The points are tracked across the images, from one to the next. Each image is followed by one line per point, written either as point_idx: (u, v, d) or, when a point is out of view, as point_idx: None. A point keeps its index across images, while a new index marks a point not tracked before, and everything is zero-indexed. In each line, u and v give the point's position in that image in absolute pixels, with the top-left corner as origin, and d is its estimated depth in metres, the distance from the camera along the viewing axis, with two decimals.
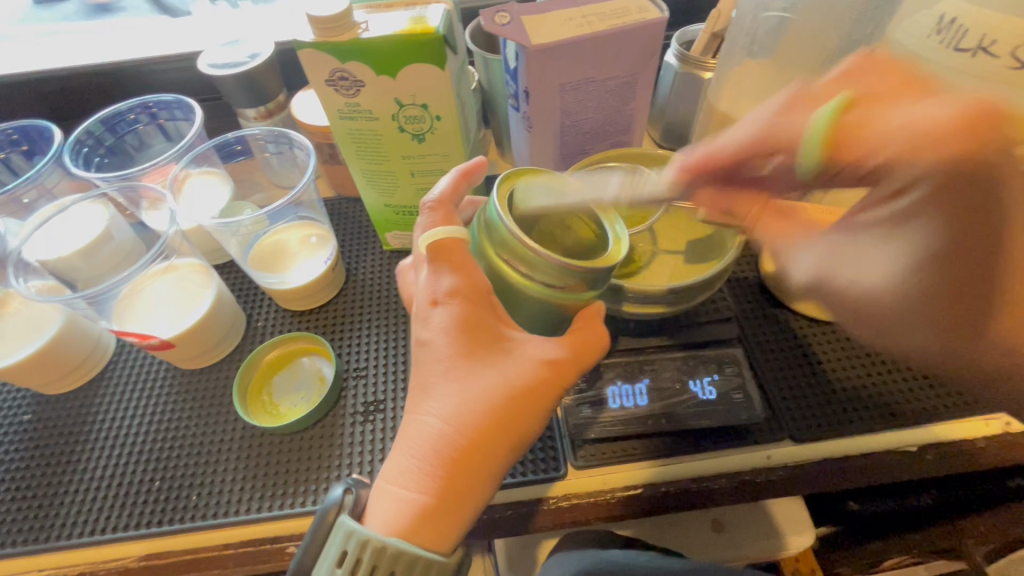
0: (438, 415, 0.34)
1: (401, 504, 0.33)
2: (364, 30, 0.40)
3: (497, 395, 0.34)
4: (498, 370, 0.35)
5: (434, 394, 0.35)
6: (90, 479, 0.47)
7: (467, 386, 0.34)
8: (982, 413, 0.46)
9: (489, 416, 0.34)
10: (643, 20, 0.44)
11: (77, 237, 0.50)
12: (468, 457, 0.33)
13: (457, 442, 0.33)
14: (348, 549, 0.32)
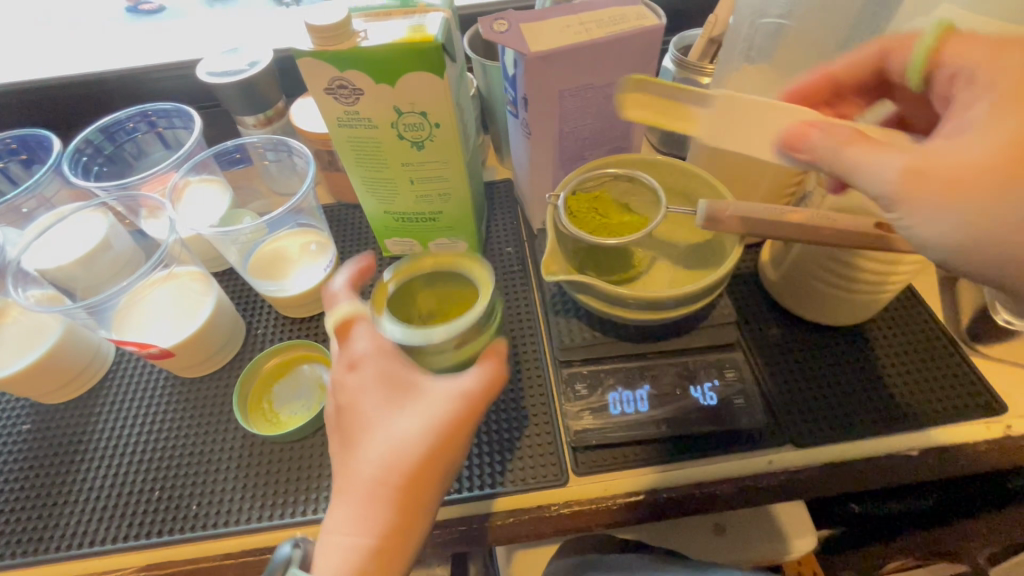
0: (377, 459, 0.34)
1: (354, 550, 0.32)
2: (363, 39, 0.41)
3: (428, 433, 0.35)
4: (427, 410, 0.35)
5: (372, 438, 0.35)
6: (89, 489, 0.47)
7: (392, 429, 0.35)
8: (983, 417, 0.46)
9: (415, 458, 0.34)
10: (641, 27, 0.44)
11: (76, 246, 0.50)
12: (407, 500, 0.34)
13: (393, 489, 0.34)
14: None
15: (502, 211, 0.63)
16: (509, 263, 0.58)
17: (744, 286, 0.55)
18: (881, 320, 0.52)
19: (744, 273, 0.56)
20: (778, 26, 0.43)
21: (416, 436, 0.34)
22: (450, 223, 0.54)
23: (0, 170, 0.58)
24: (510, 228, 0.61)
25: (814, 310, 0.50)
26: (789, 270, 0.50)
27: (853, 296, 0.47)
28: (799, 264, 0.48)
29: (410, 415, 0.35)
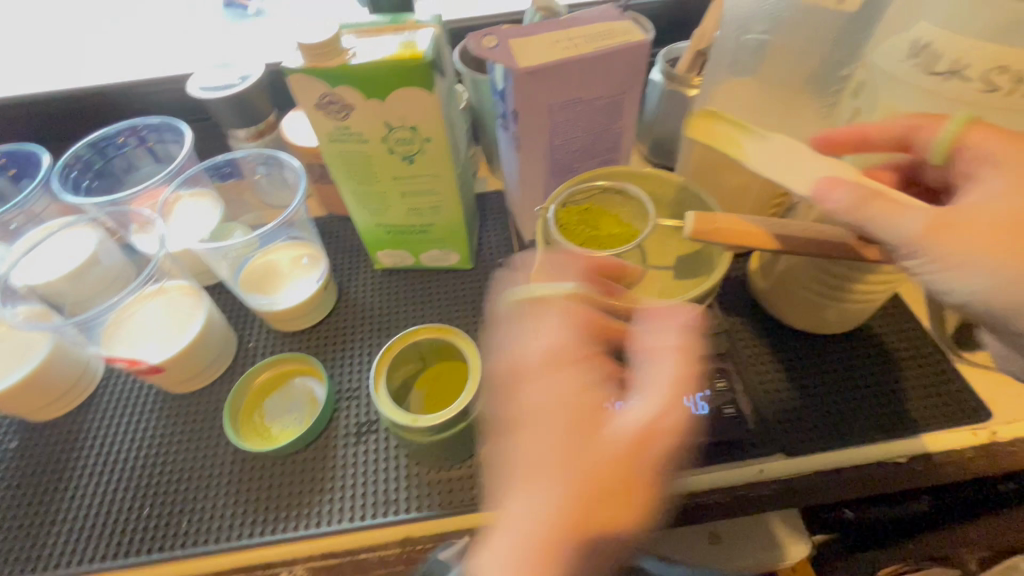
0: (585, 458, 0.33)
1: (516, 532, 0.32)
2: (353, 56, 0.41)
3: (634, 443, 0.33)
4: (630, 419, 0.34)
5: (583, 457, 0.33)
6: (78, 507, 0.46)
7: (581, 454, 0.33)
8: (969, 423, 0.47)
9: (547, 519, 0.32)
10: (628, 42, 0.45)
11: (65, 262, 0.50)
12: (609, 502, 0.32)
13: (577, 492, 0.32)
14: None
15: (494, 222, 0.63)
16: (501, 274, 0.58)
17: (734, 295, 0.55)
18: (870, 327, 0.52)
19: (733, 283, 0.56)
20: (761, 42, 0.44)
21: (619, 441, 0.33)
22: (441, 235, 0.55)
23: None
24: (502, 239, 0.61)
25: (804, 319, 0.51)
26: (779, 278, 0.50)
27: (840, 305, 0.48)
28: (789, 274, 0.49)
29: (625, 418, 0.34)
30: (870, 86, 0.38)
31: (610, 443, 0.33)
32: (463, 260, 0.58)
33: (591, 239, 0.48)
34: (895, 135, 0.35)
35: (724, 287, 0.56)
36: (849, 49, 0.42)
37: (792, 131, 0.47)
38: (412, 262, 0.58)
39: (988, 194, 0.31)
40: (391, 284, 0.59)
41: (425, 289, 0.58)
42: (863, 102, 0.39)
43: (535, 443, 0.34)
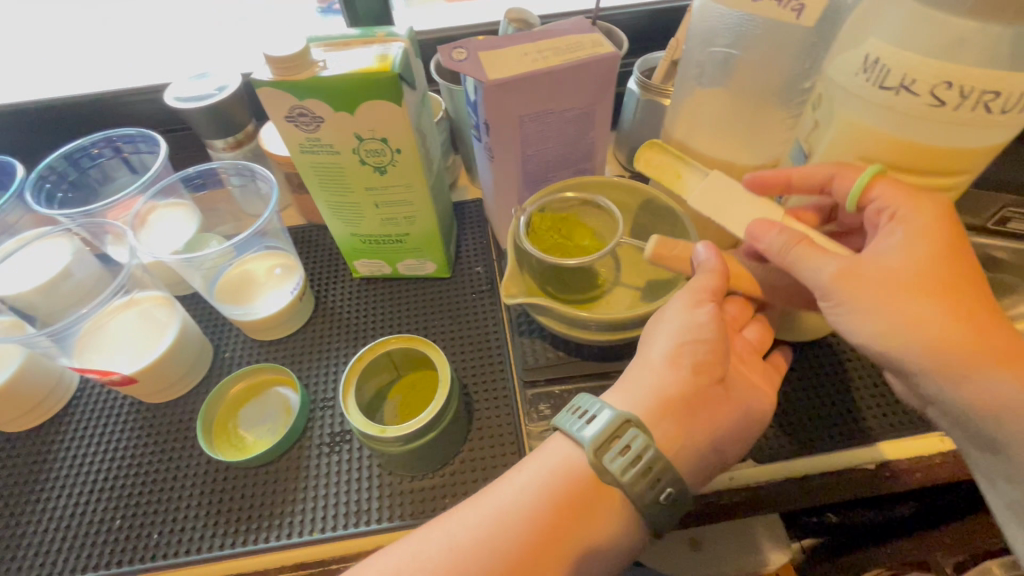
0: (660, 348, 0.39)
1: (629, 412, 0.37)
2: (322, 69, 0.41)
3: (697, 318, 0.39)
4: (686, 306, 0.40)
5: (658, 346, 0.39)
6: (49, 519, 0.46)
7: (670, 341, 0.39)
8: (937, 429, 0.47)
9: (670, 386, 0.37)
10: (597, 54, 0.45)
11: (37, 274, 0.50)
12: (700, 371, 0.37)
13: (673, 365, 0.38)
14: (586, 407, 0.38)
15: (472, 230, 0.63)
16: (478, 282, 0.59)
17: None
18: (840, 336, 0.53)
19: None
20: (727, 55, 0.45)
21: (677, 326, 0.39)
22: (417, 245, 0.55)
23: None
24: (480, 248, 0.62)
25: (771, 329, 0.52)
26: None
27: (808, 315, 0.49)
28: None
29: (677, 314, 0.40)
30: (827, 99, 0.38)
31: (666, 337, 0.39)
32: (440, 269, 0.58)
33: (562, 247, 0.50)
34: (822, 180, 0.39)
35: None
36: (812, 62, 0.43)
37: (759, 141, 0.47)
38: (389, 271, 0.59)
39: (892, 244, 0.35)
40: (368, 293, 0.59)
41: (402, 298, 0.58)
42: (822, 114, 0.39)
43: (651, 347, 0.40)
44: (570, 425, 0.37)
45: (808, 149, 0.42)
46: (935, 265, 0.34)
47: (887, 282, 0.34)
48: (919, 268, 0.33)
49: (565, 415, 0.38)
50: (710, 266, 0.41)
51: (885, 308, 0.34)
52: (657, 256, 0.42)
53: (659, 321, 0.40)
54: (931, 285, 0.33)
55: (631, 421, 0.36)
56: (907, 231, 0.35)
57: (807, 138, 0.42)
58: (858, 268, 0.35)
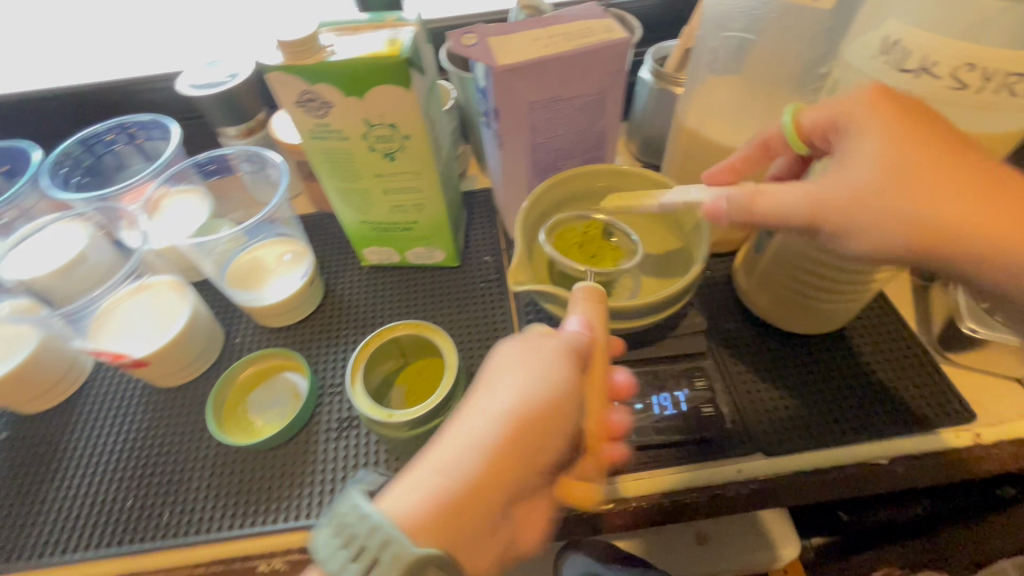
0: (484, 413, 0.32)
1: (419, 489, 0.30)
2: (332, 53, 0.41)
3: (523, 385, 0.33)
4: (525, 365, 0.34)
5: (479, 415, 0.32)
6: (64, 497, 0.47)
7: (489, 420, 0.32)
8: (954, 425, 0.46)
9: (480, 468, 0.31)
10: (607, 40, 0.45)
11: (53, 258, 0.51)
12: (510, 454, 0.31)
13: (484, 435, 0.31)
14: (348, 522, 0.28)
15: (481, 220, 0.63)
16: (486, 272, 0.58)
17: (718, 294, 0.55)
18: (853, 327, 0.52)
19: (718, 282, 0.56)
20: (742, 41, 0.44)
21: (502, 388, 0.33)
22: (426, 233, 0.55)
23: None
24: (489, 238, 0.61)
25: (788, 319, 0.50)
26: (764, 275, 0.50)
27: (826, 305, 0.48)
28: (774, 271, 0.48)
29: (536, 357, 0.34)
30: (844, 86, 0.37)
31: (486, 395, 0.33)
32: (449, 257, 0.58)
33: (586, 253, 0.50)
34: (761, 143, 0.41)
35: (707, 287, 0.56)
36: (829, 46, 0.42)
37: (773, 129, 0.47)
38: (398, 260, 0.59)
39: (855, 149, 0.33)
40: (377, 281, 0.59)
41: (411, 286, 0.58)
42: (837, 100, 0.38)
43: (474, 412, 0.33)
44: (325, 554, 0.28)
45: None
46: (903, 146, 0.31)
47: (872, 198, 0.32)
48: (904, 168, 0.31)
49: (324, 534, 0.28)
50: (575, 340, 0.36)
51: (885, 227, 0.32)
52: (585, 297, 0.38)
53: (491, 371, 0.35)
54: (908, 168, 0.31)
55: (412, 525, 0.29)
56: (851, 130, 0.34)
57: None
58: (843, 196, 0.33)
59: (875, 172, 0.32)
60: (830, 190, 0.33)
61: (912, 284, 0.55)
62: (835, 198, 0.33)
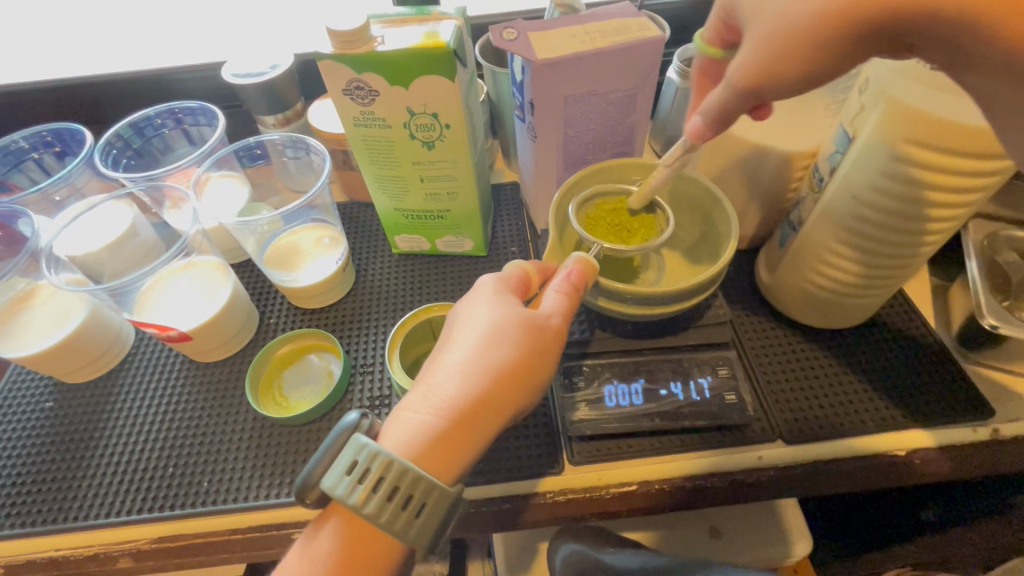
0: (462, 356, 0.37)
1: (415, 427, 0.35)
2: (380, 43, 0.43)
3: (505, 343, 0.37)
4: (506, 324, 0.38)
5: (456, 358, 0.37)
6: (108, 463, 0.49)
7: (470, 363, 0.37)
8: (972, 420, 0.47)
9: (460, 405, 0.35)
10: (643, 37, 0.46)
11: (104, 233, 0.53)
12: (491, 401, 0.36)
13: (470, 385, 0.36)
14: (359, 460, 0.34)
15: (508, 212, 0.65)
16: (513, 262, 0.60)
17: (740, 288, 0.57)
18: (873, 324, 0.53)
19: (740, 277, 0.57)
20: None
21: (485, 343, 0.37)
22: (458, 222, 0.57)
23: (35, 161, 0.62)
24: (515, 229, 0.63)
25: (808, 313, 0.52)
26: (786, 269, 0.51)
27: (838, 299, 0.49)
28: (796, 265, 0.50)
29: (504, 310, 0.39)
30: (873, 84, 0.39)
31: (468, 346, 0.38)
32: (477, 246, 0.60)
33: (620, 231, 0.50)
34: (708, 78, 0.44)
35: (730, 281, 0.57)
36: None
37: (800, 126, 0.48)
38: (428, 248, 0.61)
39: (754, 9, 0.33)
40: (407, 267, 0.61)
41: (439, 273, 0.60)
42: (866, 99, 0.39)
43: (452, 356, 0.38)
44: (341, 488, 0.33)
45: (852, 133, 0.41)
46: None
47: (794, 33, 0.30)
48: None
49: (334, 473, 0.34)
50: (555, 312, 0.40)
51: (819, 43, 0.30)
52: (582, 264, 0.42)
53: (471, 323, 0.39)
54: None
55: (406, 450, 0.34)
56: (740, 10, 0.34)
57: (852, 121, 0.41)
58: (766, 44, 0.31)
59: (775, 11, 0.31)
60: (745, 59, 0.32)
61: (931, 283, 0.57)
62: (755, 59, 0.32)
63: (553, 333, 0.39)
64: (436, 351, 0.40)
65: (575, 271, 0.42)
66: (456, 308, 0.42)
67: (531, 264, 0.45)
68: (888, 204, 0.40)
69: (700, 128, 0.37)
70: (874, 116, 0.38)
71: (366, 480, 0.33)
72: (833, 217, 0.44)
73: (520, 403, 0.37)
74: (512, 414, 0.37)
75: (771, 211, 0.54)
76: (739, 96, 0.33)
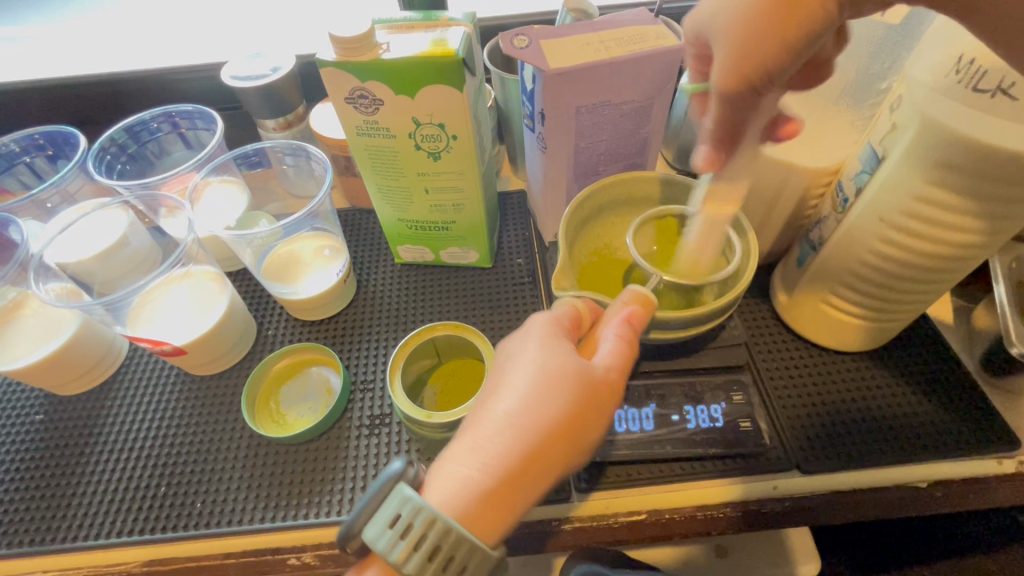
0: (511, 410, 0.34)
1: (460, 482, 0.33)
2: (385, 50, 0.41)
3: (560, 396, 0.34)
4: (560, 374, 0.35)
5: (503, 409, 0.34)
6: (98, 481, 0.47)
7: (523, 418, 0.34)
8: (999, 451, 0.45)
9: (510, 464, 0.33)
10: (660, 46, 0.44)
11: (95, 242, 0.51)
12: (542, 459, 0.33)
13: (520, 440, 0.33)
14: (402, 514, 0.31)
15: (514, 222, 0.63)
16: (519, 275, 0.58)
17: (756, 309, 0.54)
18: (893, 347, 0.51)
19: (756, 296, 0.55)
20: None
21: (539, 393, 0.34)
22: (463, 233, 0.55)
23: (26, 164, 0.60)
24: (522, 240, 0.61)
25: (829, 334, 0.50)
26: (805, 290, 0.49)
27: (887, 326, 0.47)
28: (816, 284, 0.48)
29: (557, 358, 0.36)
30: (906, 101, 0.36)
31: (519, 395, 0.35)
32: (483, 258, 0.58)
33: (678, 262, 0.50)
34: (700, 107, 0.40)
35: (745, 299, 0.55)
36: (888, 64, 0.42)
37: (825, 141, 0.46)
38: (432, 258, 0.59)
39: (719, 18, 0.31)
40: (409, 278, 0.59)
41: (443, 286, 0.58)
42: (897, 118, 0.37)
43: (501, 406, 0.35)
44: (383, 544, 0.31)
45: (882, 152, 0.39)
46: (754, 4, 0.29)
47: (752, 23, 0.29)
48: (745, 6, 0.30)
49: (377, 526, 0.32)
50: (612, 363, 0.37)
51: None
52: (642, 300, 0.41)
53: (523, 367, 0.36)
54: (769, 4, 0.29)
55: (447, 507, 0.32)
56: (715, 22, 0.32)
57: (882, 140, 0.39)
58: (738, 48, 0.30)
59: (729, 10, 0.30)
60: (717, 68, 0.31)
61: (953, 304, 0.54)
62: (725, 62, 0.30)
63: (610, 387, 0.36)
64: (484, 393, 0.37)
65: (632, 313, 0.39)
66: (507, 348, 0.39)
67: (581, 301, 0.42)
68: (925, 231, 0.38)
69: (710, 156, 0.35)
70: (907, 136, 0.36)
71: (409, 537, 0.31)
72: (857, 239, 0.42)
73: (570, 462, 0.35)
74: (561, 472, 0.35)
75: (790, 227, 0.52)
76: (726, 104, 0.31)
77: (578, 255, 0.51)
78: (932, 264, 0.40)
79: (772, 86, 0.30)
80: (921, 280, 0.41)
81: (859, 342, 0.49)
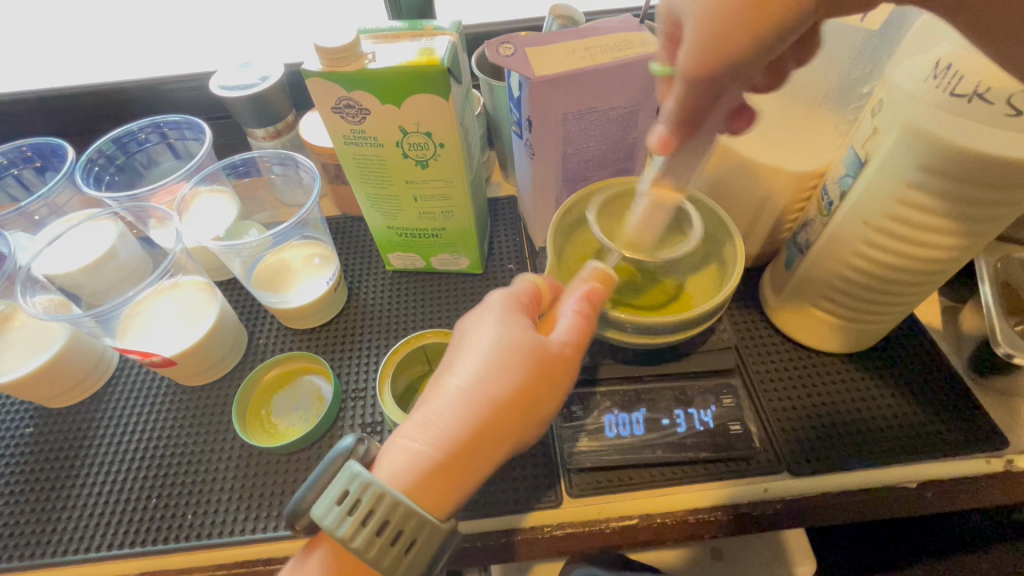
0: (463, 383, 0.34)
1: (411, 457, 0.33)
2: (371, 60, 0.42)
3: (512, 370, 0.34)
4: (514, 348, 0.35)
5: (454, 383, 0.34)
6: (88, 494, 0.47)
7: (473, 390, 0.34)
8: (988, 451, 0.45)
9: (459, 436, 0.33)
10: (644, 53, 0.45)
11: (83, 254, 0.51)
12: (490, 433, 0.33)
13: (470, 414, 0.33)
14: (351, 490, 0.31)
15: (505, 227, 0.63)
16: (510, 280, 0.58)
17: (746, 313, 0.55)
18: (882, 349, 0.51)
19: (745, 300, 0.56)
20: None
21: (492, 367, 0.34)
22: (453, 239, 0.55)
23: (14, 176, 0.60)
24: (513, 245, 0.61)
25: (818, 337, 0.50)
26: (793, 291, 0.49)
27: (867, 325, 0.47)
28: (805, 287, 0.48)
29: (511, 332, 0.36)
30: (886, 106, 0.37)
31: (472, 371, 0.35)
32: (473, 265, 0.58)
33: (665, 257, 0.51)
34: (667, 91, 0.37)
35: (735, 303, 0.55)
36: (870, 69, 0.43)
37: (810, 146, 0.46)
38: (423, 265, 0.59)
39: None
40: (399, 285, 0.59)
41: (433, 292, 0.58)
42: (879, 122, 0.38)
43: (453, 381, 0.35)
44: (330, 519, 0.31)
45: (864, 156, 0.39)
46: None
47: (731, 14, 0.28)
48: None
49: (324, 501, 0.32)
50: (568, 338, 0.37)
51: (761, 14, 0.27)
52: (600, 275, 0.41)
53: (478, 343, 0.36)
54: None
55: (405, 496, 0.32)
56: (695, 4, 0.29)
57: (864, 145, 0.39)
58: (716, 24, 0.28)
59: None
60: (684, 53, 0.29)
61: (941, 305, 0.55)
62: (694, 46, 0.29)
63: (562, 360, 0.36)
64: (442, 369, 0.37)
65: (591, 288, 0.40)
66: (465, 325, 0.39)
67: (543, 280, 0.42)
68: (906, 231, 0.38)
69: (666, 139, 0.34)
70: (888, 140, 0.37)
71: (357, 512, 0.31)
72: (843, 241, 0.43)
73: (522, 437, 0.35)
74: (514, 451, 0.35)
75: (778, 230, 0.53)
76: (693, 85, 0.30)
77: (566, 258, 0.51)
78: (914, 264, 0.40)
79: (739, 79, 0.30)
80: (895, 277, 0.42)
81: (846, 342, 0.49)
